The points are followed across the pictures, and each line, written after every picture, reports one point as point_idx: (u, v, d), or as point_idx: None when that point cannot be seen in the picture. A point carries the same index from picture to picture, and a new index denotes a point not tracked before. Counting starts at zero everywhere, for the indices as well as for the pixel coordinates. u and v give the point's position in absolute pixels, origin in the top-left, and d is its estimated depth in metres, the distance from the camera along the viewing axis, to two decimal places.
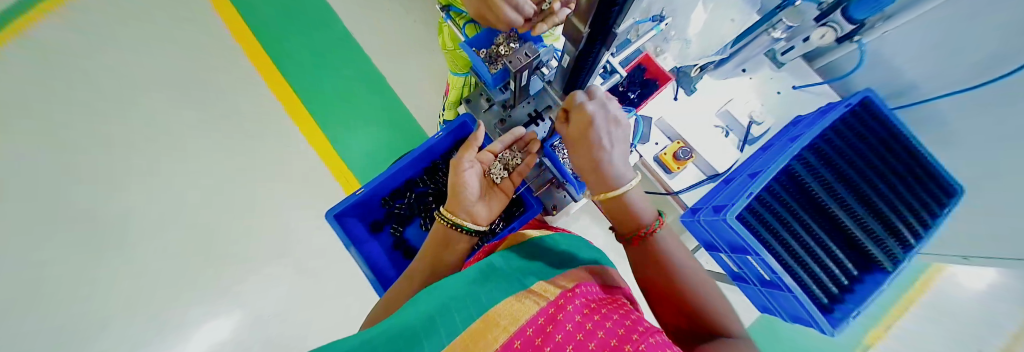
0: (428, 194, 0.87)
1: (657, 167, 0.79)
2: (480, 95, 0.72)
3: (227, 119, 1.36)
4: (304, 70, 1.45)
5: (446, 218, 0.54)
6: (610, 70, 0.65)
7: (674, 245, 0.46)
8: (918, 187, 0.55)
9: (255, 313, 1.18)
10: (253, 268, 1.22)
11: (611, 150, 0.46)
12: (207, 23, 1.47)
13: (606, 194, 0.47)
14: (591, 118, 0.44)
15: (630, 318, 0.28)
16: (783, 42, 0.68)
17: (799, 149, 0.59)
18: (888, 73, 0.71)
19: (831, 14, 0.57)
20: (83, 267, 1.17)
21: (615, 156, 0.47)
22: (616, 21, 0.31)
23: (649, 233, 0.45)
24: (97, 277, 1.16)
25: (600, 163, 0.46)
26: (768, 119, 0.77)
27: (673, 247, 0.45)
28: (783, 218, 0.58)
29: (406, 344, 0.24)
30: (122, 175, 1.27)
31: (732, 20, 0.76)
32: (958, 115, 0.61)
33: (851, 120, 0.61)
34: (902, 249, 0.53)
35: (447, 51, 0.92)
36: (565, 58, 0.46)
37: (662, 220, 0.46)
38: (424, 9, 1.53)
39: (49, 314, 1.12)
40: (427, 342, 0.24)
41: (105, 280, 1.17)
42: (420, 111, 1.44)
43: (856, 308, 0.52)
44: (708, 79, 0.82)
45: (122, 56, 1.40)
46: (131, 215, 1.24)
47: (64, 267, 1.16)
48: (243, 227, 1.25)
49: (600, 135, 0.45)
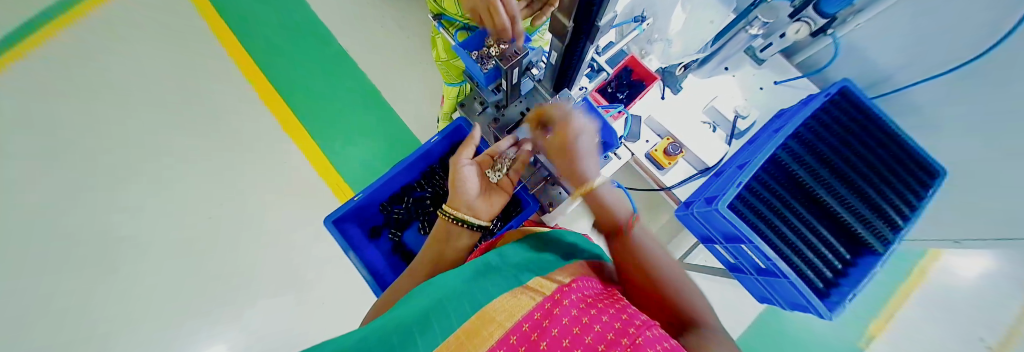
0: (427, 198, 0.88)
1: (650, 164, 0.81)
2: (474, 98, 0.74)
3: (222, 136, 1.37)
4: (299, 86, 1.47)
5: (448, 213, 0.56)
6: (597, 68, 0.69)
7: (655, 242, 0.45)
8: (900, 170, 0.57)
9: (247, 330, 1.15)
10: (246, 285, 1.20)
11: (587, 154, 0.50)
12: (204, 44, 1.50)
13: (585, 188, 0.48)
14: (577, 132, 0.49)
15: (627, 312, 0.28)
16: (760, 40, 0.72)
17: (783, 139, 0.61)
18: (864, 65, 0.74)
19: (802, 11, 0.61)
20: (69, 288, 1.14)
21: (592, 163, 0.50)
22: (597, 15, 0.33)
23: (627, 232, 0.46)
24: (81, 300, 1.13)
25: (578, 166, 0.49)
26: (753, 112, 0.79)
27: (652, 240, 0.45)
28: (774, 206, 0.59)
29: (399, 344, 0.24)
30: (110, 195, 1.26)
31: (712, 22, 0.80)
32: (935, 98, 0.63)
33: (831, 108, 0.63)
34: (891, 231, 0.54)
35: (441, 62, 0.93)
36: (553, 55, 0.48)
37: (638, 217, 0.47)
38: (417, 24, 1.59)
39: (29, 338, 1.08)
40: (420, 340, 0.24)
41: (90, 302, 1.13)
42: (414, 121, 1.46)
43: (851, 292, 0.52)
44: (694, 78, 0.84)
45: (121, 78, 1.42)
46: (124, 236, 1.22)
47: (45, 290, 1.13)
48: (236, 242, 1.24)
49: (581, 144, 0.49)
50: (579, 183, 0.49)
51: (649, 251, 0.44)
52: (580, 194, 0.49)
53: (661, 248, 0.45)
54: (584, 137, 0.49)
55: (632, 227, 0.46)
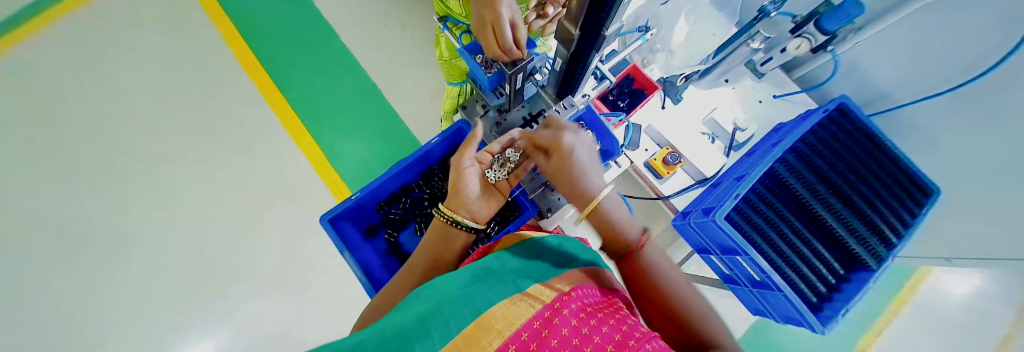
0: (425, 199, 0.88)
1: (649, 174, 0.81)
2: (475, 101, 0.73)
3: (218, 129, 1.36)
4: (301, 82, 1.47)
5: (446, 215, 0.56)
6: (600, 76, 0.69)
7: (664, 261, 0.47)
8: (895, 187, 0.57)
9: (236, 326, 1.13)
10: (237, 280, 1.18)
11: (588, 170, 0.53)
12: (205, 36, 1.49)
13: (589, 208, 0.52)
14: (572, 147, 0.52)
15: (627, 323, 0.28)
16: (762, 53, 0.72)
17: (781, 152, 0.61)
18: (861, 82, 0.75)
19: (804, 26, 0.62)
20: (47, 278, 1.09)
21: (593, 178, 0.53)
22: (605, 24, 0.33)
23: (639, 249, 0.48)
24: (60, 291, 1.09)
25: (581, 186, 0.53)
26: (751, 125, 0.81)
27: (660, 259, 0.47)
28: (770, 219, 0.60)
29: (397, 349, 0.23)
30: (99, 185, 1.23)
31: (713, 34, 0.82)
32: (928, 118, 0.64)
33: (828, 124, 0.64)
34: (885, 247, 0.54)
35: (443, 61, 0.93)
36: (558, 61, 0.49)
37: (648, 235, 0.49)
38: (419, 24, 1.59)
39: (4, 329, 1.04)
40: (420, 345, 0.24)
41: (70, 294, 1.09)
42: (414, 121, 1.46)
43: (844, 306, 0.52)
44: (695, 89, 0.85)
45: (120, 67, 1.41)
46: (113, 225, 1.19)
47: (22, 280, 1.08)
48: (228, 237, 1.22)
49: (579, 160, 0.53)
50: (584, 201, 0.53)
51: (659, 269, 0.45)
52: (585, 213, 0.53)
53: (671, 266, 0.47)
54: (580, 156, 0.52)
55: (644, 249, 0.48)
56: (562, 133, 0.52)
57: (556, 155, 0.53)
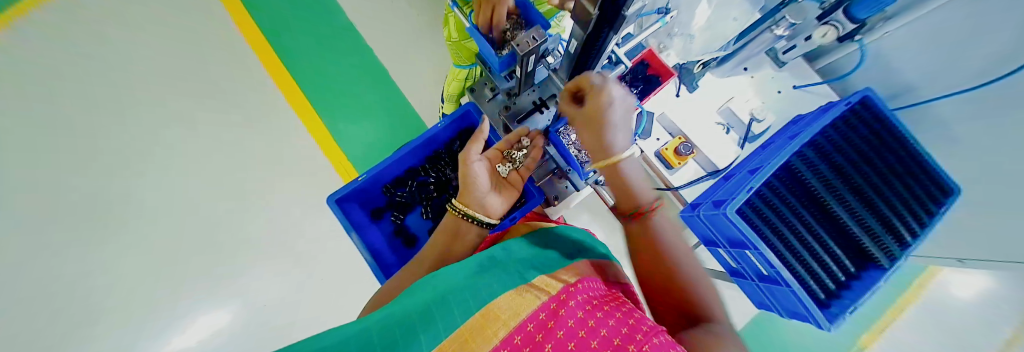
0: (430, 184, 0.87)
1: (658, 163, 0.80)
2: (484, 84, 0.72)
3: (224, 106, 1.35)
4: (307, 63, 1.46)
5: (458, 209, 0.56)
6: (615, 60, 0.66)
7: (670, 225, 0.47)
8: (914, 185, 0.55)
9: (244, 301, 1.15)
10: (245, 257, 1.20)
11: (620, 130, 0.49)
12: (215, 13, 1.47)
13: (608, 160, 0.48)
14: (610, 101, 0.47)
15: (635, 316, 0.27)
16: (785, 41, 0.69)
17: (798, 146, 0.60)
18: (889, 71, 0.71)
19: (832, 13, 0.58)
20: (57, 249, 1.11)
21: (621, 138, 0.49)
22: (625, 3, 0.31)
23: (649, 213, 0.47)
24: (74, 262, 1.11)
25: (608, 140, 0.48)
26: (769, 116, 0.78)
27: (668, 228, 0.46)
28: (781, 213, 0.58)
29: (401, 339, 0.23)
30: (109, 159, 1.24)
31: (734, 19, 0.79)
32: (955, 117, 0.61)
33: (850, 118, 0.61)
34: (899, 246, 0.53)
35: (452, 42, 0.91)
36: (572, 43, 0.46)
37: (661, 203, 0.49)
38: (428, 2, 1.54)
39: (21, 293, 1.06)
40: (423, 336, 0.24)
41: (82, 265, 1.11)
42: (421, 103, 1.45)
43: (852, 304, 0.52)
44: (711, 76, 0.82)
45: (128, 42, 1.40)
46: (124, 200, 1.21)
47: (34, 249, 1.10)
48: (235, 215, 1.23)
49: (613, 116, 0.48)
50: (602, 157, 0.49)
51: (667, 242, 0.44)
52: (601, 164, 0.49)
53: (676, 231, 0.47)
54: (617, 111, 0.47)
55: (653, 213, 0.47)
56: (608, 83, 0.46)
57: (591, 102, 0.47)
